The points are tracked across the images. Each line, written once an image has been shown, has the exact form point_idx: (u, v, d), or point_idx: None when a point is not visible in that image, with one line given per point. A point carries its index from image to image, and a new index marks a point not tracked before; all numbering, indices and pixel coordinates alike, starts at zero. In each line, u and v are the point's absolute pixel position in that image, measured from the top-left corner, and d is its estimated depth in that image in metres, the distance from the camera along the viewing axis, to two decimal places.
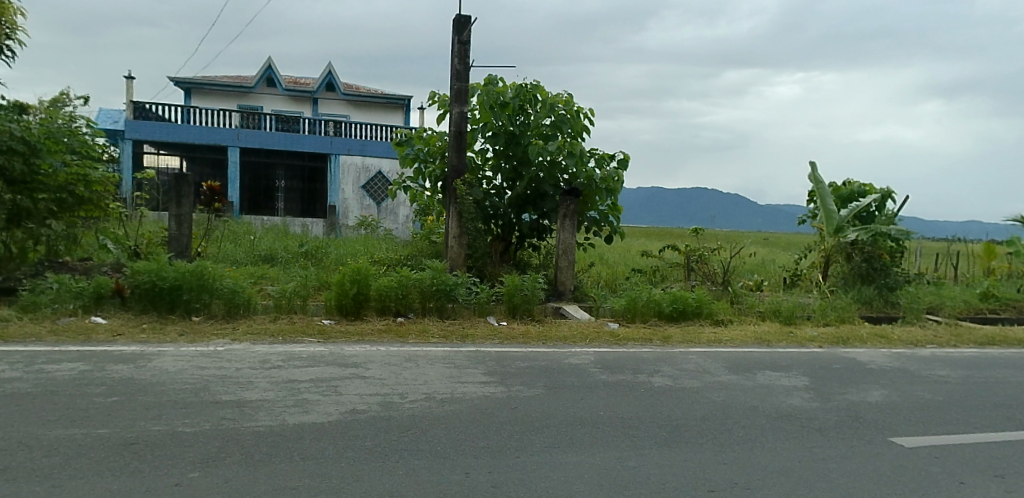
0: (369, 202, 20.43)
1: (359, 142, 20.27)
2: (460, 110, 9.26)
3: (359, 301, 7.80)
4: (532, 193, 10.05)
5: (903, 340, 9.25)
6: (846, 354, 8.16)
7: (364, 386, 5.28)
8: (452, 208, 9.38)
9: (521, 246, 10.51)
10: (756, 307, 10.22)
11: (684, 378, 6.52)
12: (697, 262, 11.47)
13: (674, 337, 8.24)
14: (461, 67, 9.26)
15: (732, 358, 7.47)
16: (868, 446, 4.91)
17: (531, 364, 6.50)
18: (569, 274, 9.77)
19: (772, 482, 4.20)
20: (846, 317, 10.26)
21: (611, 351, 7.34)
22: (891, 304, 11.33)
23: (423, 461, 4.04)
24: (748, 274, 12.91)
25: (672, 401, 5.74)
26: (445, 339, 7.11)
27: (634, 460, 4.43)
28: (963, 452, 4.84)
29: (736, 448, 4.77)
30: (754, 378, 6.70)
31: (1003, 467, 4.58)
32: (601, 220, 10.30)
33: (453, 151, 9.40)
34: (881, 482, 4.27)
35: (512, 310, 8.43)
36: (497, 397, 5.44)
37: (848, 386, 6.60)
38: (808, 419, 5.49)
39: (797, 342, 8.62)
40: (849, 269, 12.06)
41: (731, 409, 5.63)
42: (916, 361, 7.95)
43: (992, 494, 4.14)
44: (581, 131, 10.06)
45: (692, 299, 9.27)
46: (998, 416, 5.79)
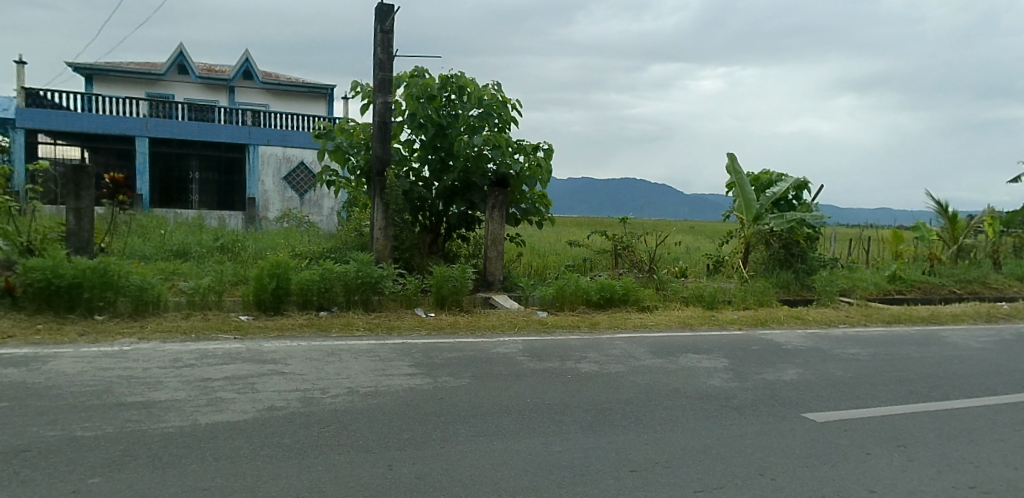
0: (291, 194, 19.78)
1: (279, 132, 19.61)
2: (384, 100, 9.12)
3: (279, 295, 7.55)
4: (460, 184, 9.97)
5: (817, 320, 9.73)
6: (764, 335, 8.50)
7: (283, 382, 5.12)
8: (377, 200, 9.19)
9: (449, 238, 10.39)
10: (680, 293, 10.49)
11: (610, 363, 6.64)
12: (622, 249, 11.63)
13: (600, 324, 8.39)
14: (384, 56, 9.06)
15: (656, 343, 7.64)
16: (781, 422, 5.12)
17: (459, 354, 6.47)
18: (498, 264, 9.79)
19: (690, 460, 4.32)
20: (764, 301, 10.68)
21: (540, 339, 7.38)
22: (807, 288, 11.85)
23: (344, 456, 3.95)
24: (672, 261, 13.22)
25: (597, 386, 5.82)
26: (371, 332, 7.01)
27: (558, 445, 4.46)
28: (868, 424, 5.11)
29: (657, 429, 4.87)
30: (676, 361, 6.88)
31: (904, 437, 4.85)
32: (530, 210, 10.32)
33: (377, 141, 9.18)
34: (793, 455, 4.46)
35: (441, 301, 8.36)
36: (424, 388, 5.38)
37: (765, 365, 6.87)
38: (726, 398, 5.67)
39: (718, 325, 8.93)
40: (767, 256, 12.58)
41: (653, 392, 5.75)
42: (829, 340, 8.36)
43: (894, 462, 4.38)
44: (509, 123, 10.03)
45: (618, 287, 9.43)
46: (903, 389, 6.14)
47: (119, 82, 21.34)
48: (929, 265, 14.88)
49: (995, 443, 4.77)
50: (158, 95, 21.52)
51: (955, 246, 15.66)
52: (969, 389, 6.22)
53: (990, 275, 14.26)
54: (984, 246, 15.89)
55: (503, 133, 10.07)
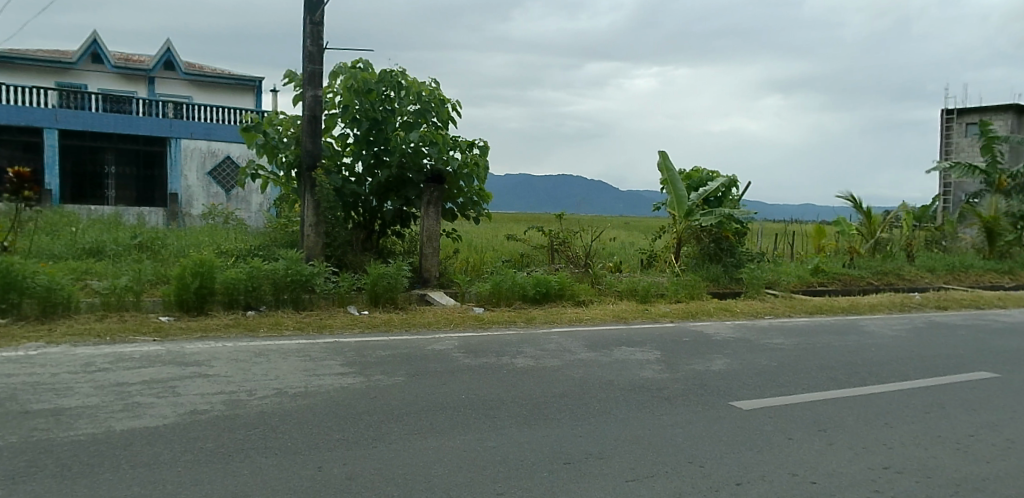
0: (216, 190, 19.06)
1: (203, 125, 18.89)
2: (314, 94, 8.87)
3: (202, 295, 7.25)
4: (394, 180, 9.80)
5: (744, 312, 10.05)
6: (695, 327, 8.72)
7: (206, 385, 4.92)
8: (308, 196, 8.95)
9: (384, 234, 10.21)
10: (615, 287, 10.65)
11: (546, 357, 6.67)
12: (559, 244, 11.74)
13: (536, 318, 8.43)
14: (314, 48, 8.82)
15: (591, 336, 7.72)
16: (710, 410, 5.26)
17: (393, 352, 6.37)
18: (434, 261, 9.70)
19: (624, 451, 4.37)
20: (694, 294, 10.96)
21: (476, 335, 7.36)
22: (735, 281, 12.24)
23: (272, 459, 3.82)
24: (607, 256, 13.43)
25: (531, 380, 5.84)
26: (301, 331, 6.82)
27: (492, 440, 4.44)
28: (791, 411, 5.30)
29: (591, 421, 4.92)
30: (610, 354, 6.97)
31: (826, 422, 5.05)
32: (467, 206, 10.26)
33: (308, 136, 8.93)
34: (721, 442, 4.57)
35: (375, 298, 8.22)
36: (356, 387, 5.27)
37: (696, 356, 7.04)
38: (657, 389, 5.78)
39: (651, 318, 9.11)
40: (698, 250, 12.90)
41: (587, 385, 5.80)
42: (756, 331, 8.65)
43: (816, 446, 4.55)
44: (446, 120, 9.93)
45: (554, 282, 9.50)
46: (824, 377, 6.40)
47: (28, 71, 20.14)
48: (849, 258, 15.58)
49: (908, 425, 5.03)
50: (71, 85, 20.44)
51: (872, 239, 16.38)
52: (884, 375, 6.54)
53: (904, 267, 15.06)
54: (899, 239, 16.78)
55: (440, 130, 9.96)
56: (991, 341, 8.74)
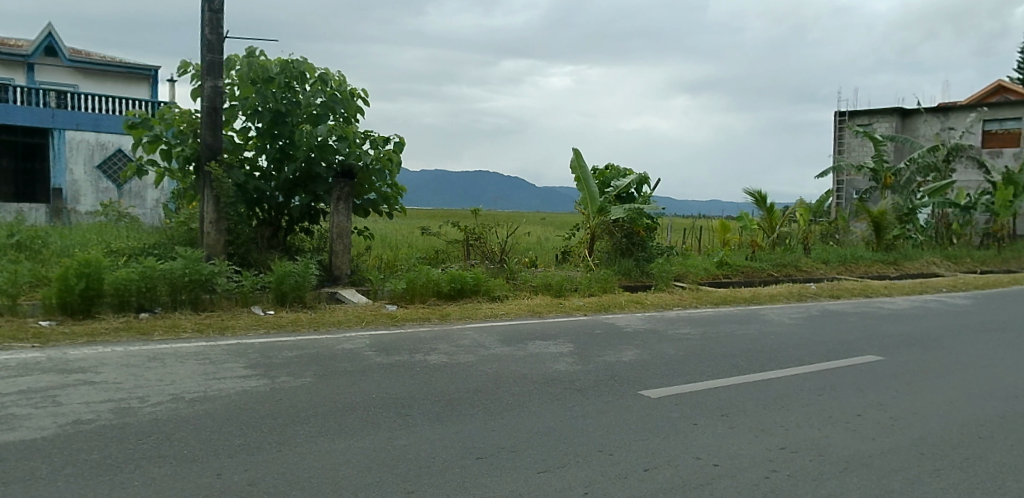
0: (107, 185, 17.96)
1: (91, 116, 17.68)
2: (213, 84, 8.45)
3: (89, 297, 6.78)
4: (302, 175, 9.45)
5: (654, 304, 10.35)
6: (607, 320, 8.90)
7: (93, 393, 4.60)
8: (207, 192, 8.52)
9: (291, 231, 9.86)
10: (529, 282, 10.71)
11: (460, 353, 6.62)
12: (474, 240, 11.67)
13: (451, 314, 8.37)
14: (212, 37, 8.39)
15: (505, 331, 7.74)
16: (619, 400, 5.36)
17: (301, 352, 6.15)
18: (345, 258, 9.45)
19: (535, 443, 4.38)
20: (607, 287, 11.20)
21: (389, 332, 7.25)
22: (646, 274, 12.60)
23: (165, 468, 3.61)
24: (522, 251, 13.49)
25: (444, 377, 5.78)
26: (201, 333, 6.50)
27: (403, 438, 4.37)
28: (696, 397, 5.48)
29: (504, 415, 4.92)
30: (524, 348, 7.01)
31: (728, 407, 5.26)
32: (380, 202, 10.02)
33: (207, 128, 8.51)
34: (629, 430, 4.67)
35: (281, 298, 7.93)
36: (259, 390, 5.06)
37: (607, 348, 7.18)
38: (569, 382, 5.84)
39: (565, 312, 9.23)
40: (611, 245, 13.14)
41: (500, 379, 5.80)
42: (665, 322, 8.93)
43: (718, 430, 4.73)
44: (355, 114, 9.65)
45: (469, 278, 9.46)
46: (728, 364, 6.67)
47: None
48: (751, 251, 16.28)
49: (803, 407, 5.30)
50: None
51: (773, 234, 17.18)
52: (782, 361, 6.88)
53: (801, 259, 15.94)
54: (797, 233, 17.75)
55: (350, 123, 9.66)
56: (879, 326, 9.37)
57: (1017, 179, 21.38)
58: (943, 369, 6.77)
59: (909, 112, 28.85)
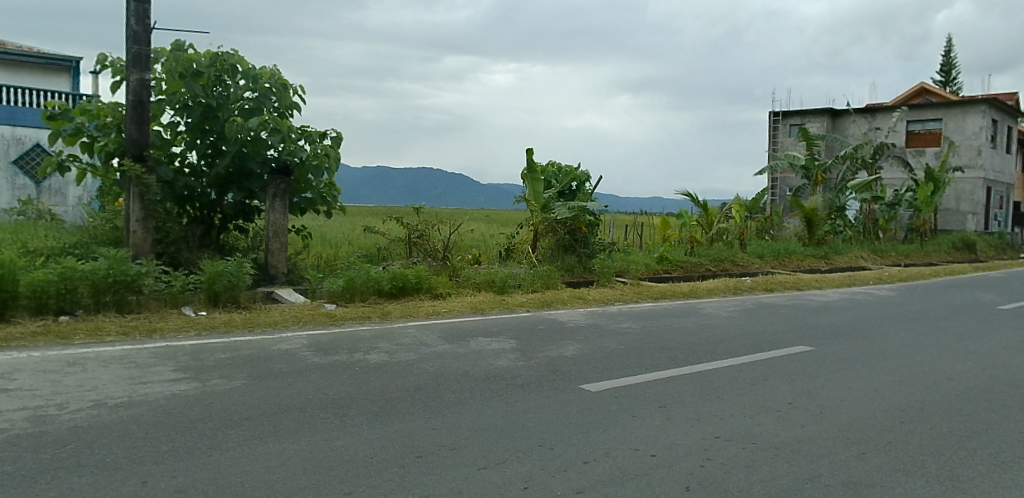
0: (24, 182, 16.96)
1: (5, 109, 16.82)
2: (139, 77, 8.09)
3: (3, 300, 6.41)
4: (235, 171, 9.16)
5: (596, 299, 10.48)
6: (549, 316, 8.95)
7: (6, 402, 4.34)
8: (132, 189, 8.17)
9: (224, 229, 9.56)
10: (473, 279, 10.65)
11: (401, 352, 6.54)
12: (417, 237, 11.45)
13: (392, 312, 8.27)
14: (139, 28, 8.04)
15: (447, 328, 7.69)
16: (560, 394, 5.40)
17: (234, 354, 5.96)
18: (281, 257, 9.21)
19: (476, 440, 4.36)
20: (550, 284, 11.26)
21: (327, 332, 7.09)
22: (588, 270, 12.74)
23: (85, 478, 3.44)
24: (465, 248, 13.37)
25: (384, 376, 5.69)
26: (126, 336, 6.22)
27: (342, 439, 4.28)
28: (635, 390, 5.56)
29: (444, 412, 4.88)
30: (466, 345, 6.97)
31: (666, 399, 5.35)
32: (318, 199, 9.78)
33: (132, 122, 8.17)
34: (570, 424, 4.71)
35: (213, 298, 7.68)
36: (189, 393, 4.87)
37: (549, 343, 7.21)
38: (511, 378, 5.83)
39: (509, 309, 9.23)
40: (554, 242, 13.19)
41: (441, 377, 5.76)
42: (606, 317, 9.04)
43: (655, 421, 4.81)
44: (290, 107, 9.39)
45: (411, 276, 9.35)
46: (666, 357, 6.79)
47: None
48: (690, 246, 16.58)
49: (737, 397, 5.44)
50: None
51: (711, 230, 17.58)
52: (718, 353, 7.04)
53: (737, 254, 16.40)
54: (733, 229, 18.22)
55: (285, 118, 9.39)
56: (810, 318, 9.71)
57: (938, 177, 22.40)
58: (869, 358, 7.05)
59: (839, 113, 30.01)
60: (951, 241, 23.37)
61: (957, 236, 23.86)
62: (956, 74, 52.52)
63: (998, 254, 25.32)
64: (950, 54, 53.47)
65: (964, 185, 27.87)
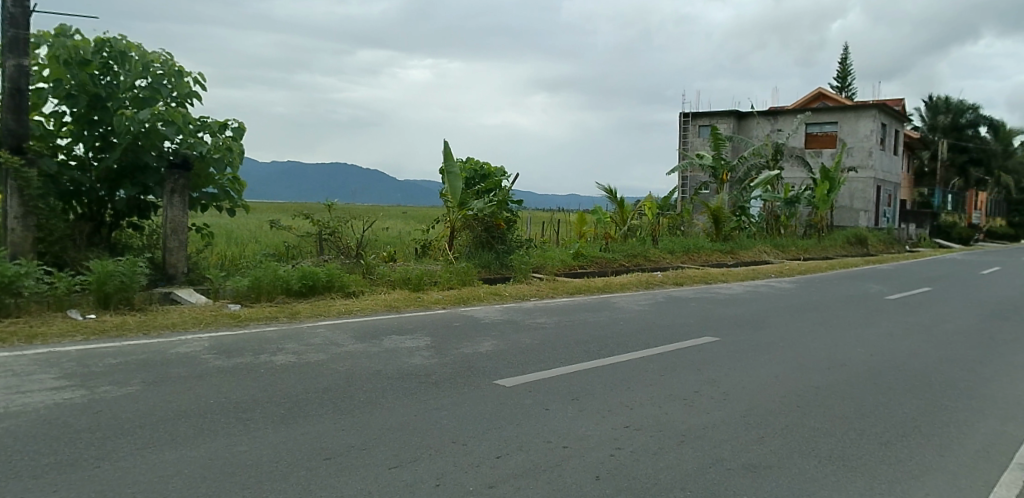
0: None
1: None
2: (16, 63, 7.47)
3: None
4: (127, 165, 8.63)
5: (512, 295, 10.50)
6: (466, 312, 8.90)
7: None
8: (9, 183, 7.57)
9: (117, 226, 8.99)
10: (387, 276, 10.45)
11: (310, 352, 6.33)
12: (328, 234, 11.06)
13: (302, 312, 8.00)
14: (16, 10, 7.41)
15: (359, 327, 7.50)
16: (475, 391, 5.36)
17: (127, 359, 5.60)
18: (180, 255, 8.74)
19: (387, 439, 4.27)
20: (466, 280, 11.20)
21: (231, 334, 6.78)
22: (505, 266, 12.79)
23: None
24: (379, 245, 13.07)
25: (292, 378, 5.49)
26: (3, 343, 5.73)
27: (244, 444, 4.09)
28: (549, 384, 5.59)
29: (355, 413, 4.75)
30: (379, 344, 6.82)
31: (579, 391, 5.41)
32: (220, 195, 9.35)
33: (9, 112, 7.56)
34: (484, 419, 4.68)
35: (104, 300, 7.20)
36: (75, 402, 4.53)
37: (464, 340, 7.17)
38: (424, 375, 5.75)
39: (424, 306, 9.11)
40: (471, 238, 13.12)
41: (352, 377, 5.60)
42: (521, 313, 9.07)
43: (568, 413, 4.86)
44: (188, 97, 8.92)
45: (321, 274, 9.08)
46: (580, 351, 6.88)
47: None
48: (605, 243, 16.90)
49: (646, 387, 5.57)
50: None
51: (625, 226, 17.98)
52: (630, 346, 7.19)
53: (649, 249, 16.84)
54: (645, 226, 18.72)
55: (182, 108, 8.91)
56: (716, 310, 10.09)
57: (834, 176, 23.64)
58: (770, 347, 7.37)
59: (744, 114, 31.36)
60: (844, 236, 24.89)
61: (850, 232, 25.44)
62: (851, 81, 55.98)
63: (885, 248, 27.16)
64: (846, 62, 56.79)
65: (856, 184, 29.71)
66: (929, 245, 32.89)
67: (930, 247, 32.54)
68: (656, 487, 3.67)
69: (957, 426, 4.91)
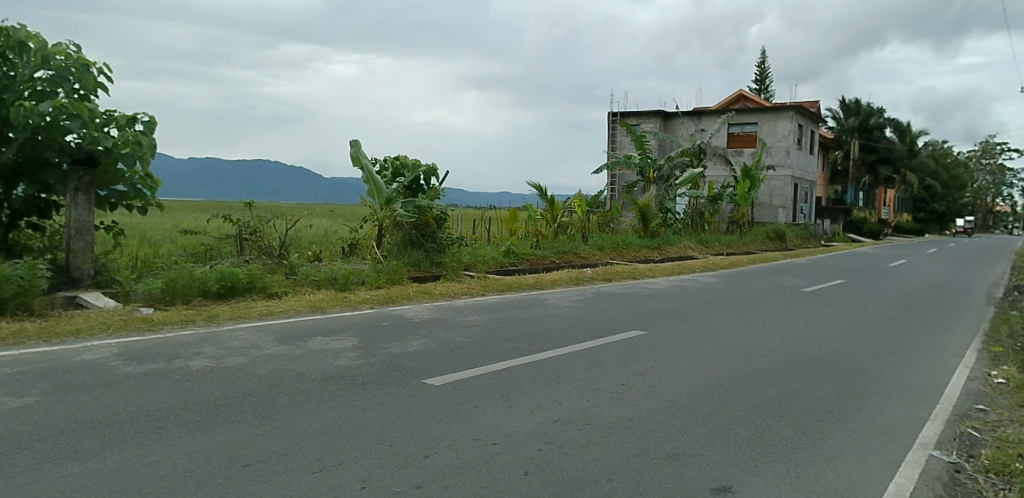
0: None
1: None
2: None
3: None
4: (26, 162, 8.09)
5: (443, 293, 10.41)
6: (393, 311, 8.77)
7: None
8: None
9: (14, 227, 8.39)
10: (312, 277, 10.17)
11: (228, 356, 6.07)
12: (249, 234, 10.64)
13: (220, 315, 7.69)
14: None
15: (282, 330, 7.25)
16: (403, 390, 5.27)
17: (25, 369, 5.22)
18: (86, 257, 8.25)
19: (311, 443, 4.13)
20: (396, 279, 11.02)
21: (141, 339, 6.43)
22: (436, 264, 12.68)
23: None
24: (304, 245, 12.69)
25: (208, 383, 5.25)
26: None
27: (155, 454, 3.87)
28: (478, 382, 5.55)
29: (276, 417, 4.58)
30: (303, 346, 6.62)
31: (509, 388, 5.40)
32: (130, 193, 8.88)
33: None
34: (411, 419, 4.59)
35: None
36: None
37: (393, 340, 7.05)
38: (351, 376, 5.63)
39: (351, 306, 8.92)
40: (401, 237, 12.81)
41: (274, 381, 5.40)
42: (451, 311, 8.99)
43: (498, 410, 4.84)
44: (94, 90, 8.44)
45: (241, 275, 8.76)
46: (509, 347, 6.87)
47: None
48: (536, 240, 17.02)
49: (575, 382, 5.62)
50: None
51: (556, 224, 18.09)
52: (559, 341, 7.23)
53: (579, 246, 17.04)
54: (575, 223, 18.91)
55: (87, 100, 8.41)
56: (643, 304, 10.29)
57: (754, 174, 24.56)
58: (694, 339, 7.57)
59: (669, 114, 32.17)
60: (764, 231, 25.88)
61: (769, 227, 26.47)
62: (768, 83, 58.35)
63: (802, 242, 28.39)
64: (764, 65, 59.13)
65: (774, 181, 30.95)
66: (842, 239, 34.60)
67: (844, 241, 34.25)
68: (582, 480, 3.69)
69: (866, 410, 5.15)
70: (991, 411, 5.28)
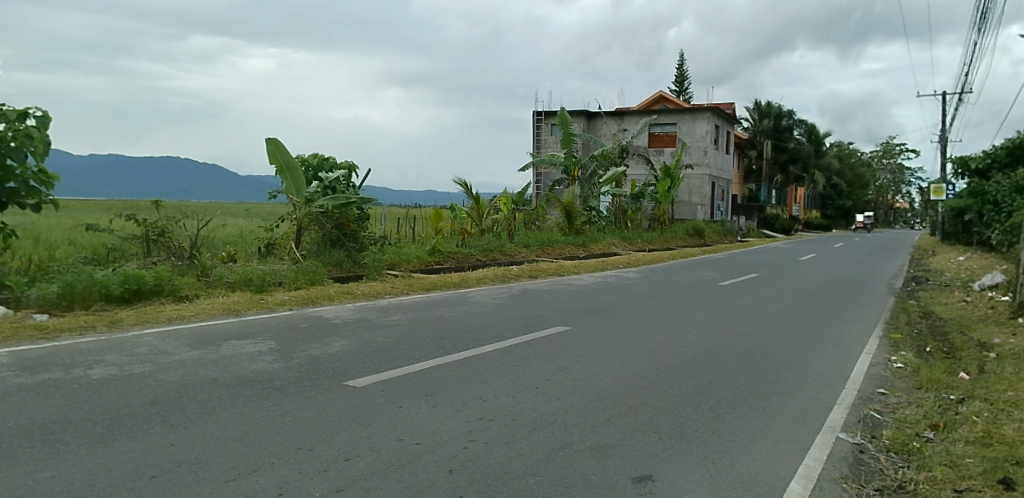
0: None
1: None
2: None
3: None
4: None
5: (365, 293, 10.20)
6: (313, 313, 8.51)
7: None
8: None
9: None
10: (225, 278, 9.76)
11: (133, 363, 5.73)
12: (157, 235, 10.06)
13: (125, 319, 7.26)
14: None
15: (193, 334, 6.91)
16: (323, 393, 5.11)
17: None
18: None
19: (225, 451, 3.94)
20: (315, 279, 10.72)
21: (34, 347, 5.98)
22: (358, 264, 12.40)
23: None
24: (218, 245, 12.14)
25: (112, 392, 4.93)
26: None
27: (50, 469, 3.60)
28: (402, 382, 5.45)
29: (186, 425, 4.35)
30: (216, 350, 6.33)
31: (434, 386, 5.32)
32: (22, 190, 8.19)
33: None
34: (332, 422, 4.45)
35: None
36: None
37: (312, 342, 6.83)
38: (267, 380, 5.41)
39: (268, 308, 8.62)
40: (320, 236, 12.49)
41: (184, 387, 5.13)
42: (375, 311, 8.82)
43: (423, 409, 4.76)
44: None
45: (148, 278, 8.31)
46: (434, 347, 6.78)
47: None
48: (461, 238, 16.96)
49: (500, 378, 5.59)
50: None
51: (481, 223, 18.01)
52: (484, 339, 7.20)
53: (504, 244, 17.06)
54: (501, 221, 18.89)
55: None
56: (566, 300, 10.39)
57: (673, 172, 25.22)
58: (617, 333, 7.69)
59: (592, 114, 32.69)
60: (684, 228, 26.67)
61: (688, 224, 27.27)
62: (686, 86, 60.27)
63: (719, 238, 29.40)
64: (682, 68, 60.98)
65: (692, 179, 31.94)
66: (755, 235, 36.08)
67: (757, 237, 35.70)
68: (506, 475, 3.66)
69: (778, 396, 5.36)
70: (890, 394, 5.60)
